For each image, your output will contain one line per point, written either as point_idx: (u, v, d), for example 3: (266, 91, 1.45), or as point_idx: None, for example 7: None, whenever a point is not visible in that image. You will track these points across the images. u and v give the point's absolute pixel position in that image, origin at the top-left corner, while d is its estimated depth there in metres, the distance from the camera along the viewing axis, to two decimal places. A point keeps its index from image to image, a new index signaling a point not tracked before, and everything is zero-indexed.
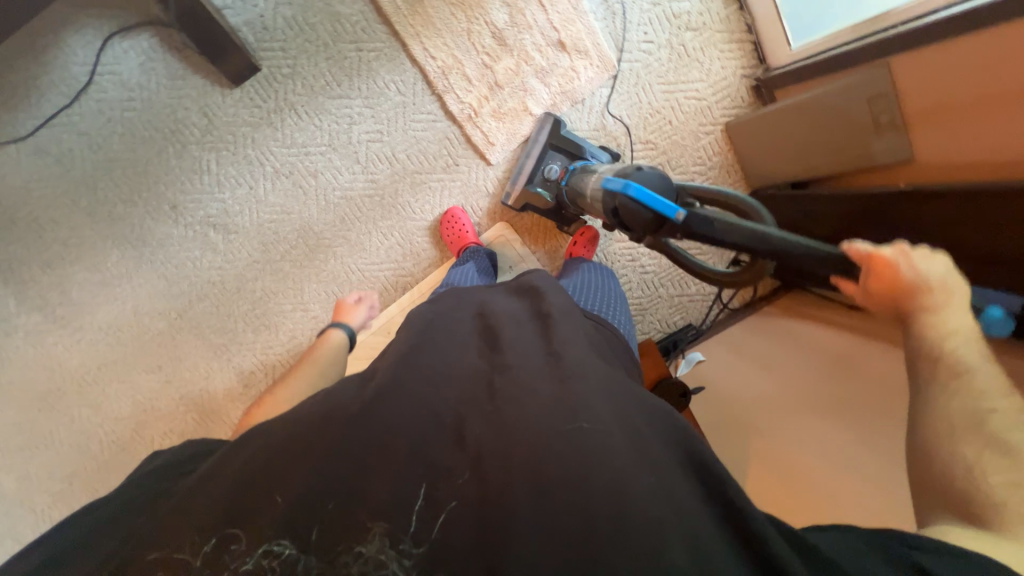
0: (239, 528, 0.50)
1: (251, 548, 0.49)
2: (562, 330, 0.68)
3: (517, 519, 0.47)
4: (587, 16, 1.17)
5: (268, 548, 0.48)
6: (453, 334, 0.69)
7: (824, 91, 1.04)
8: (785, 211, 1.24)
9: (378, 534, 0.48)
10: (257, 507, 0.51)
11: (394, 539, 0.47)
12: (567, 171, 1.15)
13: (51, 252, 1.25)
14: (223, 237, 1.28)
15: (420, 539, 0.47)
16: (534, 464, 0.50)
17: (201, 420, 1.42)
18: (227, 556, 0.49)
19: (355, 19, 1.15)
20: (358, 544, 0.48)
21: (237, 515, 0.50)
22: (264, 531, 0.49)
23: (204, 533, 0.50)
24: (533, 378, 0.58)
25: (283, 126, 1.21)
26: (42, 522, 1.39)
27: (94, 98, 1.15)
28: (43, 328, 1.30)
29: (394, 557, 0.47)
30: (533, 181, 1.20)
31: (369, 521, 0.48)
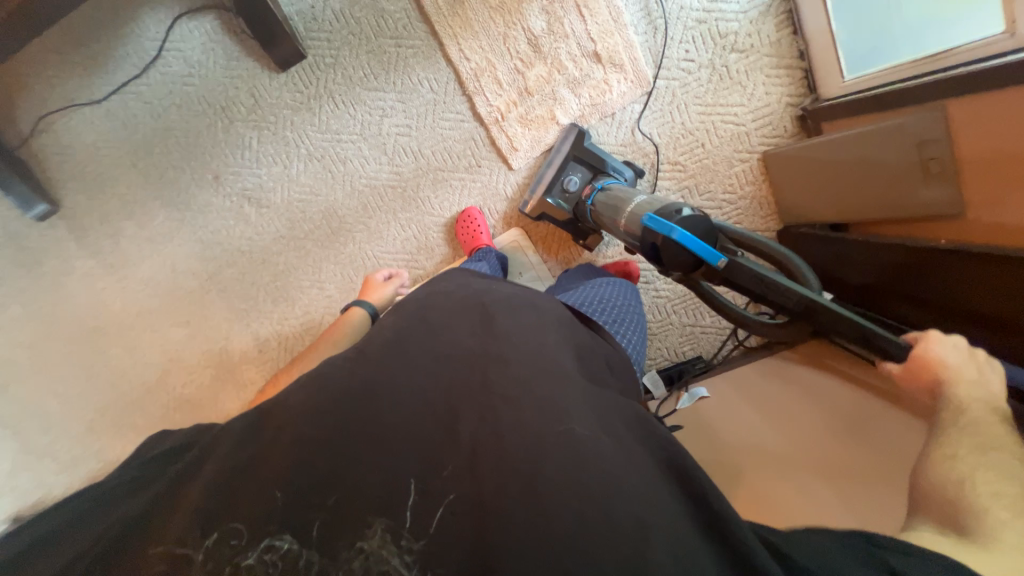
0: (242, 525, 0.54)
1: (252, 544, 0.53)
2: (554, 339, 0.70)
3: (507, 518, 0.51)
4: (626, 29, 1.15)
5: (271, 543, 0.52)
6: (445, 320, 0.71)
7: (873, 129, 0.96)
8: (818, 253, 1.17)
9: (380, 529, 0.52)
10: (256, 504, 0.54)
11: (395, 535, 0.52)
12: (594, 190, 1.13)
13: (110, 206, 1.38)
14: (255, 210, 1.37)
15: (419, 534, 0.52)
16: (529, 467, 0.53)
17: (219, 376, 1.53)
18: (228, 550, 0.53)
19: (398, 17, 1.19)
20: (359, 540, 0.52)
21: (234, 511, 0.54)
22: (265, 528, 0.53)
23: (203, 528, 0.54)
24: (522, 379, 0.60)
25: (321, 113, 1.27)
26: (73, 446, 1.54)
27: (160, 71, 1.26)
28: (95, 272, 1.45)
29: (394, 552, 0.51)
30: (551, 191, 1.19)
31: (369, 518, 0.53)
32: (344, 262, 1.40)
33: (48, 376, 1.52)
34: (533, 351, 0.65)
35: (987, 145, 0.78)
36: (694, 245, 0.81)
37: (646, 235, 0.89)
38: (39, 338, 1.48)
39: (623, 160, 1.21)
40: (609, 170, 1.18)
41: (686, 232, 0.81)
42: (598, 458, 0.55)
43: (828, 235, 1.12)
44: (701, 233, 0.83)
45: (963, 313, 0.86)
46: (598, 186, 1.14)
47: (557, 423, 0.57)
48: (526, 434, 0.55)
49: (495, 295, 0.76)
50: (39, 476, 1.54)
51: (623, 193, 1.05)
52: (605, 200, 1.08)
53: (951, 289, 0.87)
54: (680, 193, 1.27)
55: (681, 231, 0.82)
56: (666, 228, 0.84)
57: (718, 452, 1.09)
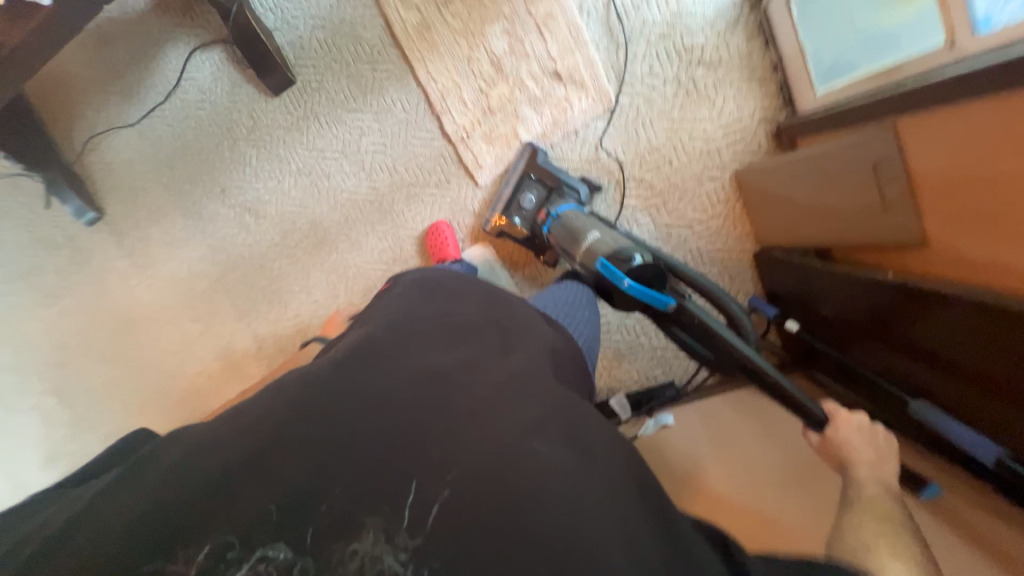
0: (236, 535, 0.50)
1: (246, 554, 0.49)
2: (517, 357, 0.70)
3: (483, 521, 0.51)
4: (587, 48, 1.15)
5: (262, 553, 0.49)
6: (415, 328, 0.73)
7: (829, 146, 0.88)
8: (793, 278, 1.08)
9: (373, 529, 0.51)
10: (247, 510, 0.51)
11: (389, 534, 0.50)
12: (550, 216, 1.14)
13: (141, 213, 1.59)
14: (254, 219, 1.51)
15: (416, 532, 0.50)
16: (503, 470, 0.54)
17: (225, 369, 1.69)
18: (220, 565, 0.49)
19: (374, 43, 1.27)
20: (353, 542, 0.50)
21: (228, 520, 0.50)
22: (255, 536, 0.50)
23: (196, 541, 0.49)
24: (480, 400, 0.61)
25: (309, 132, 1.38)
26: (108, 422, 1.77)
27: (179, 98, 1.44)
28: (130, 271, 1.66)
29: (389, 551, 0.50)
30: (509, 209, 1.21)
31: (363, 518, 0.51)
32: (328, 270, 1.50)
33: (89, 360, 1.74)
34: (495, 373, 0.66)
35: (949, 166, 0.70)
36: (644, 295, 0.89)
37: (600, 279, 0.95)
38: (85, 326, 1.72)
39: (579, 175, 1.21)
40: (563, 186, 1.19)
41: (636, 285, 0.88)
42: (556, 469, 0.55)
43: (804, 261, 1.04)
44: (651, 279, 0.90)
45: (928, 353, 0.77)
46: (551, 213, 1.15)
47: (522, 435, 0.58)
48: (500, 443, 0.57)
49: (446, 312, 0.77)
50: (79, 447, 1.77)
51: (580, 221, 1.07)
52: (560, 226, 1.10)
53: (911, 324, 0.78)
54: (647, 212, 1.23)
55: (631, 282, 0.89)
56: (617, 278, 0.90)
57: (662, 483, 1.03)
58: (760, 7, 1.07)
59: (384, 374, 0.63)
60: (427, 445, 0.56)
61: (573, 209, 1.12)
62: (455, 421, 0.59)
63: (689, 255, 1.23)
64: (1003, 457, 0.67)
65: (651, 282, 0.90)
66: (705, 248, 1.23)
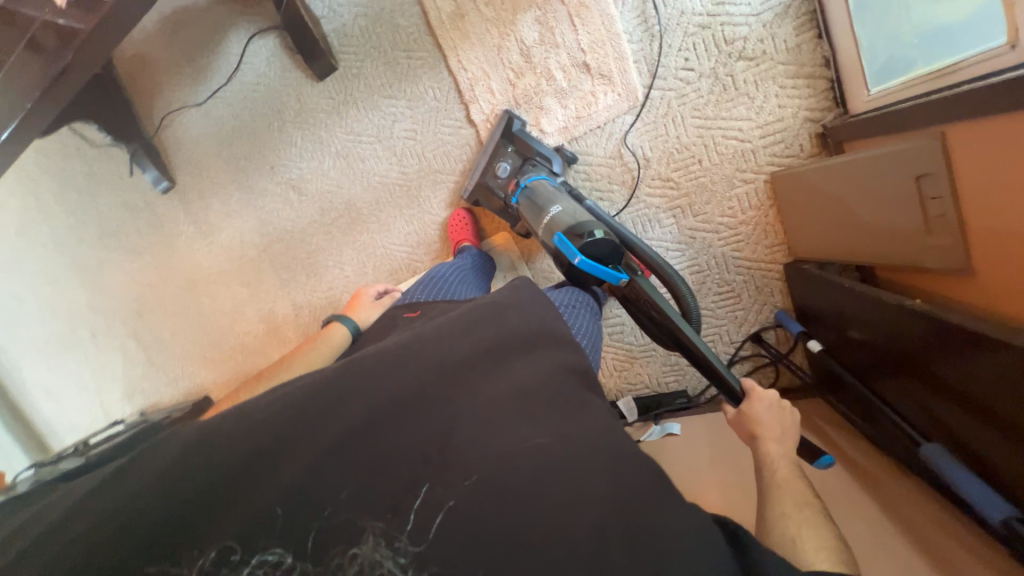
0: (236, 540, 0.53)
1: (247, 558, 0.53)
2: (531, 360, 0.68)
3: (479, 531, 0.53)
4: (619, 39, 1.10)
5: (263, 558, 0.53)
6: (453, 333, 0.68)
7: (870, 156, 0.80)
8: (822, 296, 1.00)
9: (373, 534, 0.54)
10: (251, 518, 0.54)
11: (390, 538, 0.53)
12: (518, 187, 1.13)
13: (204, 185, 1.76)
14: (297, 197, 1.62)
15: (417, 539, 0.53)
16: (490, 479, 0.55)
17: (268, 332, 1.86)
18: (225, 568, 0.53)
19: (410, 30, 1.30)
20: (353, 546, 0.53)
21: (232, 531, 0.53)
22: (255, 543, 0.53)
23: (200, 548, 0.53)
24: (488, 405, 0.61)
25: (347, 117, 1.45)
26: (172, 368, 2.01)
27: (239, 81, 1.57)
28: (194, 236, 1.85)
29: (389, 555, 0.53)
30: (486, 177, 1.22)
31: (363, 523, 0.54)
32: (359, 249, 1.58)
33: (158, 312, 1.98)
34: (505, 377, 0.64)
35: (995, 192, 0.62)
36: (595, 270, 0.93)
37: (556, 253, 0.98)
38: (157, 282, 1.95)
39: (554, 146, 1.20)
40: (537, 156, 1.18)
41: (588, 261, 0.92)
42: (537, 466, 0.56)
43: (834, 278, 0.96)
44: (605, 255, 0.93)
45: (956, 395, 0.69)
46: (522, 182, 1.14)
47: (520, 439, 0.58)
48: (485, 454, 0.57)
49: (468, 307, 0.73)
50: (148, 387, 2.03)
51: (546, 192, 1.07)
52: (527, 198, 1.10)
53: (940, 363, 0.71)
54: (670, 213, 1.18)
55: (583, 259, 0.92)
56: (571, 253, 0.93)
57: None
58: None
59: (377, 368, 0.63)
60: (416, 437, 0.58)
61: (541, 179, 1.12)
62: (442, 419, 0.59)
63: (712, 260, 1.17)
64: (1009, 518, 0.59)
65: (605, 258, 0.93)
66: (731, 255, 1.16)
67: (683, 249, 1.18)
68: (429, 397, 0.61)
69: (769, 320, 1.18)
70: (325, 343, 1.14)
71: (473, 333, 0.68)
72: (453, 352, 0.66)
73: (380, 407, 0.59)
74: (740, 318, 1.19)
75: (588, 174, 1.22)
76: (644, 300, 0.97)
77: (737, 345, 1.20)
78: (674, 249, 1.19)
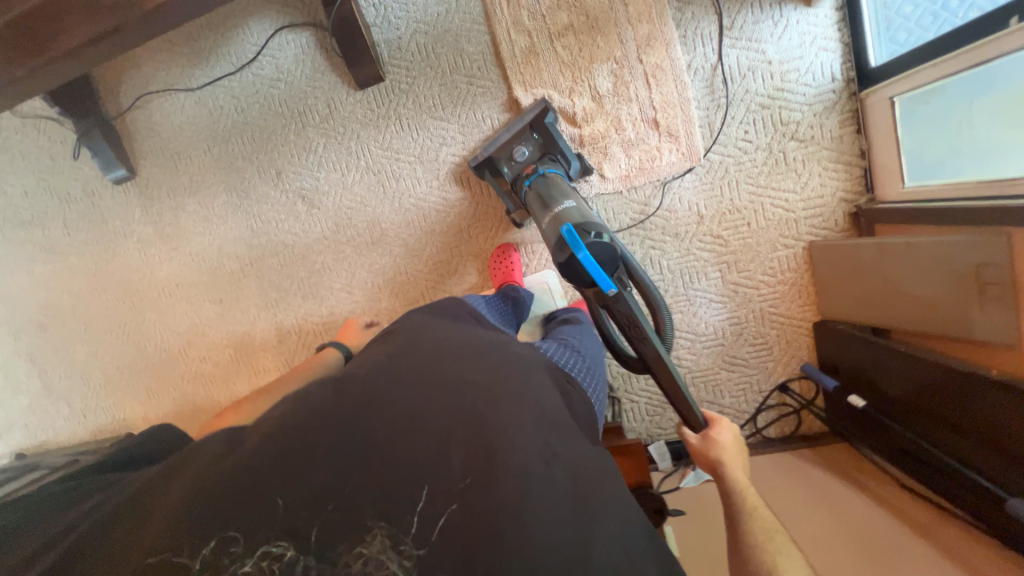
0: (241, 531, 0.49)
1: (249, 551, 0.48)
2: (535, 371, 0.65)
3: (486, 540, 0.47)
4: (689, 104, 1.19)
5: (267, 550, 0.48)
6: (431, 349, 0.65)
7: (922, 240, 0.96)
8: (853, 353, 1.13)
9: (380, 535, 0.48)
10: (252, 509, 0.50)
11: (395, 540, 0.48)
12: (534, 171, 1.13)
13: (177, 182, 1.48)
14: (307, 208, 1.43)
15: (421, 541, 0.47)
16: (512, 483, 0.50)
17: (236, 358, 1.53)
18: (226, 560, 0.48)
19: (475, 58, 1.26)
20: (358, 546, 0.48)
21: (235, 516, 0.49)
22: (259, 532, 0.48)
23: (200, 539, 0.48)
24: (496, 401, 0.57)
25: (387, 131, 1.34)
26: (92, 399, 1.59)
27: (253, 72, 1.38)
28: (151, 239, 1.52)
29: (394, 557, 0.47)
30: (500, 156, 1.20)
31: (369, 521, 0.49)
32: (377, 272, 1.42)
33: (84, 327, 1.57)
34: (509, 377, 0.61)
35: None
36: (593, 271, 0.88)
37: (557, 241, 0.93)
38: (85, 289, 1.56)
39: (575, 151, 1.22)
40: (558, 153, 1.19)
41: (590, 258, 0.87)
42: (543, 470, 0.52)
43: (865, 337, 1.09)
44: (605, 259, 0.89)
45: (993, 445, 0.83)
46: (538, 170, 1.13)
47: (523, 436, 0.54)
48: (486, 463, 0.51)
49: (430, 336, 0.68)
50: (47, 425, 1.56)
51: (563, 186, 1.07)
52: (543, 183, 1.09)
53: (983, 409, 0.84)
54: (717, 267, 1.26)
55: (587, 255, 0.88)
56: (576, 246, 0.88)
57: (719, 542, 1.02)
58: (858, 97, 1.15)
59: (384, 404, 0.56)
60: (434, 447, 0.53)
61: (558, 174, 1.12)
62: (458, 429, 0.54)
63: (751, 313, 1.27)
64: None
65: (604, 262, 0.89)
66: (768, 310, 1.26)
67: (726, 302, 1.27)
68: (439, 411, 0.55)
69: (795, 372, 1.28)
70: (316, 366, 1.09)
71: (464, 350, 0.65)
72: (444, 370, 0.61)
73: (378, 425, 0.54)
74: (770, 368, 1.28)
75: (643, 223, 1.26)
76: (628, 316, 0.92)
77: (766, 395, 1.29)
78: (717, 301, 1.27)
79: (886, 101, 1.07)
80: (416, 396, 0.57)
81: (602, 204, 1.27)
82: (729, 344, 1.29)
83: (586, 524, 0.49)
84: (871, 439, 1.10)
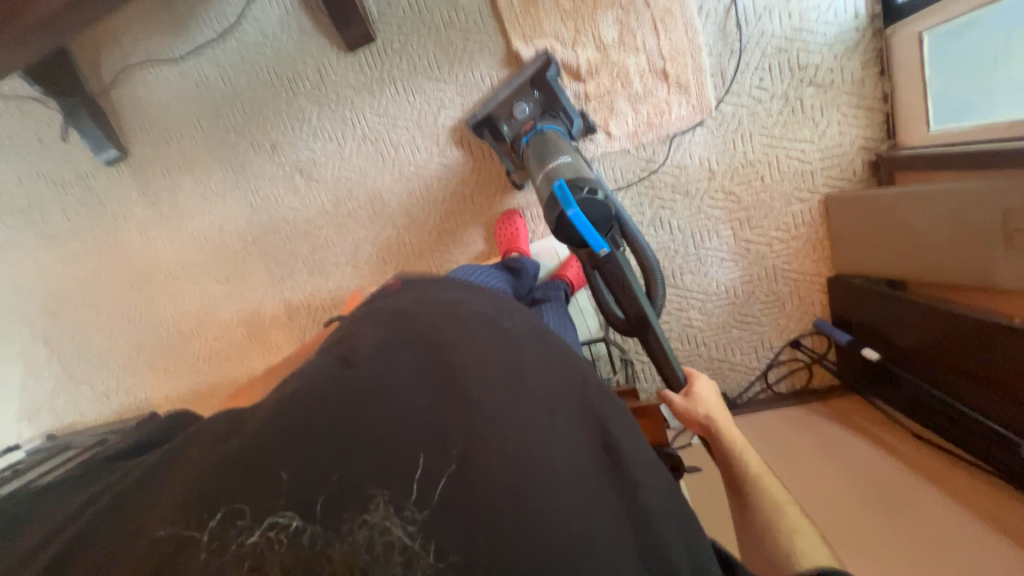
0: (245, 501, 0.47)
1: (255, 522, 0.46)
2: (536, 337, 0.61)
3: (490, 505, 0.45)
4: (699, 51, 1.12)
5: (273, 521, 0.46)
6: (420, 319, 0.59)
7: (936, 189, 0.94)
8: (868, 306, 1.12)
9: (382, 502, 0.45)
10: (253, 480, 0.48)
11: (398, 505, 0.45)
12: (532, 128, 1.09)
13: (171, 160, 1.43)
14: (305, 182, 1.39)
15: (422, 505, 0.45)
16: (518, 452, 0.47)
17: (249, 336, 1.55)
18: (233, 532, 0.46)
19: (470, 11, 1.19)
20: (361, 513, 0.45)
21: (239, 487, 0.48)
22: (265, 503, 0.46)
23: (206, 508, 0.47)
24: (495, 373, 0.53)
25: (381, 96, 1.28)
26: (112, 381, 1.62)
27: (236, 38, 1.31)
28: (151, 220, 1.49)
29: (399, 523, 0.44)
30: (500, 114, 1.15)
31: (369, 488, 0.46)
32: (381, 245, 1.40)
33: (95, 311, 1.58)
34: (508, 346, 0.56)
35: None
36: (585, 230, 0.85)
37: (548, 199, 0.90)
38: (92, 274, 1.56)
39: (579, 109, 1.16)
40: (561, 111, 1.14)
41: (581, 216, 0.85)
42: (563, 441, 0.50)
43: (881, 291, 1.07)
44: (598, 218, 0.86)
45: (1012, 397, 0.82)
46: (538, 126, 1.09)
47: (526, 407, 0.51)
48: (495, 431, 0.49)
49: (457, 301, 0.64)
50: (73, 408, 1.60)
51: (559, 142, 1.02)
52: (540, 140, 1.04)
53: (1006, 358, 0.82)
54: (729, 225, 1.22)
55: (577, 212, 0.85)
56: (566, 203, 0.85)
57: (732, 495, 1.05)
58: (882, 35, 1.07)
59: (397, 371, 0.54)
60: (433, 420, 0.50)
61: (557, 131, 1.07)
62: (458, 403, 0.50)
63: (764, 271, 1.25)
64: None
65: (597, 222, 0.86)
66: (781, 267, 1.24)
67: (737, 260, 1.24)
68: (438, 385, 0.52)
69: (807, 327, 1.27)
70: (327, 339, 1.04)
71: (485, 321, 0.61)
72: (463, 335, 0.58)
73: (390, 389, 0.52)
74: (782, 325, 1.28)
75: (652, 182, 1.22)
76: (619, 277, 0.94)
77: (777, 351, 1.29)
78: (728, 260, 1.25)
79: (914, 38, 1.01)
80: (438, 361, 0.54)
81: (609, 164, 1.22)
82: (741, 303, 1.27)
83: (595, 492, 0.47)
84: (884, 390, 1.11)
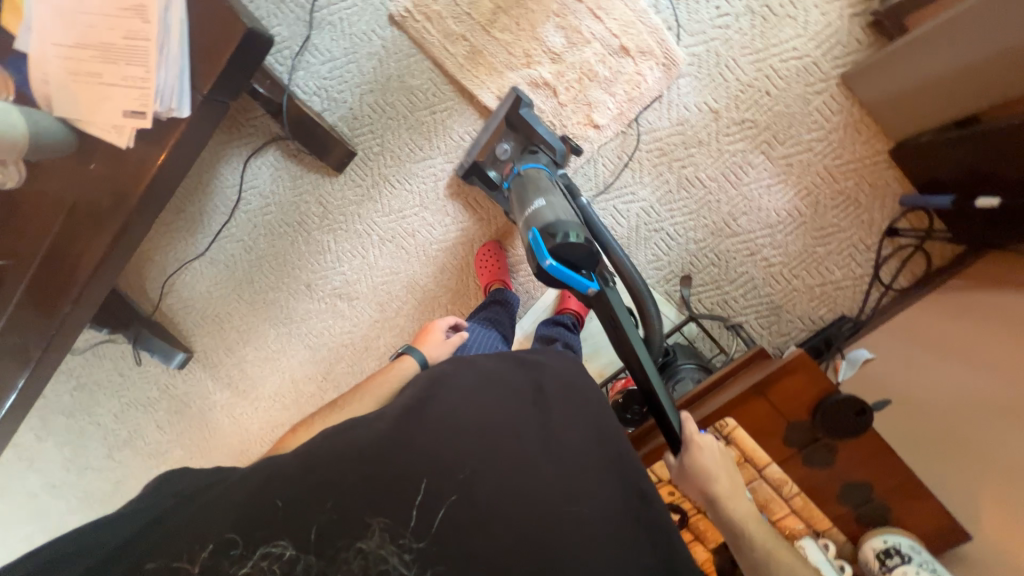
0: (236, 531, 0.54)
1: (249, 552, 0.53)
2: (517, 397, 0.65)
3: (507, 547, 0.55)
4: (646, 14, 1.14)
5: (266, 550, 0.53)
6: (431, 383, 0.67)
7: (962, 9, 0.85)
8: (945, 158, 1.00)
9: (380, 529, 0.54)
10: (242, 506, 0.55)
11: (394, 534, 0.54)
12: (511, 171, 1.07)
13: (230, 339, 1.52)
14: (347, 304, 1.43)
15: (420, 535, 0.54)
16: (497, 496, 0.57)
17: None
18: (226, 560, 0.53)
19: (427, 88, 1.26)
20: (358, 540, 0.54)
21: (239, 522, 0.54)
22: (255, 535, 0.54)
23: (199, 542, 0.54)
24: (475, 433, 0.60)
25: (381, 198, 1.34)
26: None
27: (243, 210, 1.42)
28: (232, 400, 1.56)
29: (393, 550, 0.54)
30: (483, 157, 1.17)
31: (369, 518, 0.55)
32: None
33: None
34: (487, 410, 0.63)
35: None
36: (565, 277, 0.82)
37: (529, 248, 0.87)
38: None
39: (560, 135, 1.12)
40: (540, 141, 1.09)
41: (558, 266, 0.81)
42: (584, 488, 0.59)
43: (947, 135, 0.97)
44: (577, 261, 0.82)
45: None
46: (517, 167, 1.06)
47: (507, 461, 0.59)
48: (534, 499, 0.57)
49: (491, 363, 0.69)
50: None
51: (543, 183, 0.98)
52: (520, 182, 1.01)
53: None
54: (758, 150, 1.16)
55: (554, 262, 0.81)
56: (542, 254, 0.82)
57: (941, 418, 0.89)
58: None
59: (467, 438, 0.60)
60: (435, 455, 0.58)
61: (538, 168, 1.03)
62: (455, 459, 0.58)
63: (817, 177, 1.16)
64: None
65: (577, 264, 0.82)
66: (834, 164, 1.15)
67: (785, 180, 1.16)
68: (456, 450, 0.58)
69: (897, 209, 1.14)
70: (394, 377, 0.86)
71: (522, 385, 0.67)
72: (505, 407, 0.63)
73: (451, 460, 0.58)
74: (867, 221, 1.16)
75: (661, 149, 1.18)
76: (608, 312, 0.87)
77: (877, 247, 1.16)
78: (776, 184, 1.17)
79: None
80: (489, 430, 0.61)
81: (610, 154, 1.20)
82: (812, 218, 1.17)
83: (548, 526, 0.56)
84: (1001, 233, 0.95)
